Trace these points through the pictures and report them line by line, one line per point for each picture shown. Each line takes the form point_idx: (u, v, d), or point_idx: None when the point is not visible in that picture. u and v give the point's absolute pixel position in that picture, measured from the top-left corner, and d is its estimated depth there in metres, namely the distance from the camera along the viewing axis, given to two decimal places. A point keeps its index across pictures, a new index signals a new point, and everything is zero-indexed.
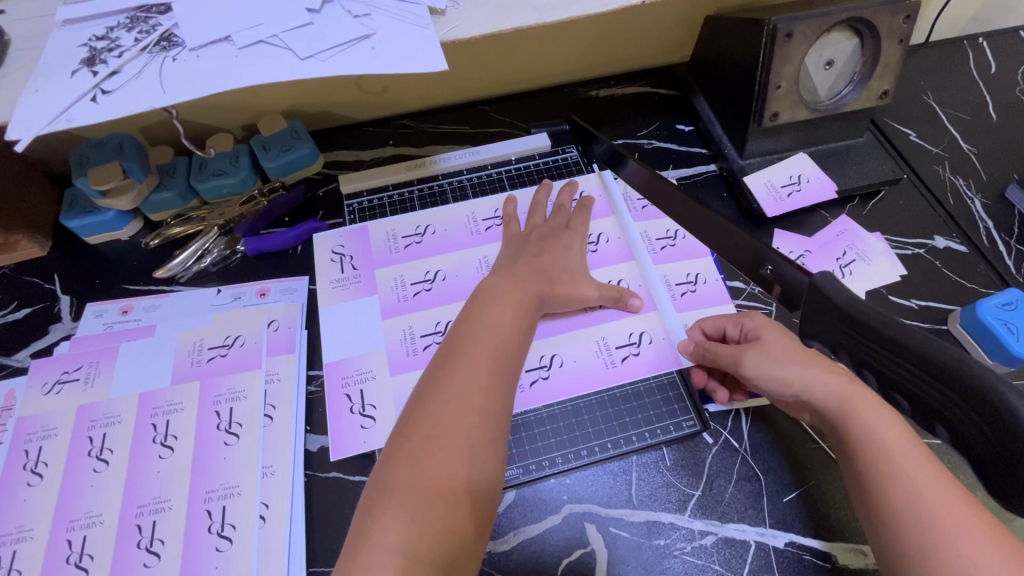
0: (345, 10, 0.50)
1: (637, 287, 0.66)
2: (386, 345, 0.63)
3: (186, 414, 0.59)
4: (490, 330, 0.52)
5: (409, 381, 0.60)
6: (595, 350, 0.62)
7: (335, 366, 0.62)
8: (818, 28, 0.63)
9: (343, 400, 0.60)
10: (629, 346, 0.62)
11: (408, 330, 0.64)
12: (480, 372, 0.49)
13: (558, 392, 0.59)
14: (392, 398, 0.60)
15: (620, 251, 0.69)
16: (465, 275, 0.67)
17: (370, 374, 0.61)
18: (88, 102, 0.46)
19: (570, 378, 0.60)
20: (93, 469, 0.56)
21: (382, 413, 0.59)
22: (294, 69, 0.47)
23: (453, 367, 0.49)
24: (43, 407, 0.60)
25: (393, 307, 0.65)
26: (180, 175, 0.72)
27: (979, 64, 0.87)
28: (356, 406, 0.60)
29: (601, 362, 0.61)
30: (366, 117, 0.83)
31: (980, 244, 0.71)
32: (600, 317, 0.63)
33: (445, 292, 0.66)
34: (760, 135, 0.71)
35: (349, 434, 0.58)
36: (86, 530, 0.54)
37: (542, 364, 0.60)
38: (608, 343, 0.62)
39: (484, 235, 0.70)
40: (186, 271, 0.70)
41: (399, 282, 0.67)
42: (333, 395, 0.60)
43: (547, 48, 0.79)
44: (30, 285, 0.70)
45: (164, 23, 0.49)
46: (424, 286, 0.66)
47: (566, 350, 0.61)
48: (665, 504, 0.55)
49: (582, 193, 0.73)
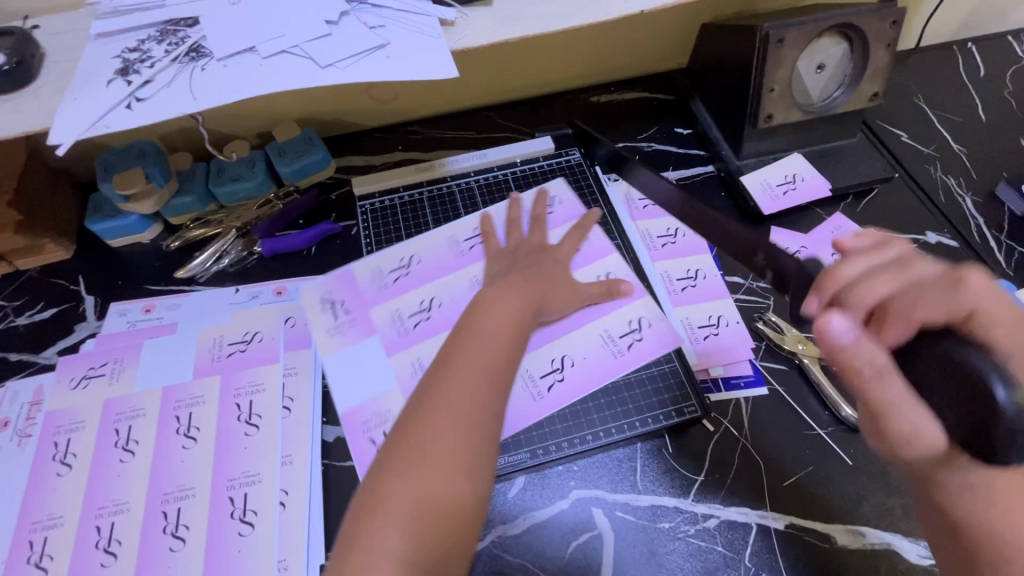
0: (361, 22, 0.53)
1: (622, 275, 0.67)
2: (397, 383, 0.62)
3: (207, 406, 0.62)
4: (476, 366, 0.48)
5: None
6: (601, 344, 0.62)
7: (352, 417, 0.60)
8: (807, 34, 0.66)
9: (370, 448, 0.59)
10: (631, 334, 0.63)
11: (416, 363, 0.63)
12: (463, 415, 0.45)
13: (574, 392, 0.60)
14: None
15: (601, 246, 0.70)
16: (461, 297, 0.67)
17: (390, 415, 0.60)
18: (124, 109, 0.49)
19: (582, 376, 0.60)
20: (120, 459, 0.59)
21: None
22: (314, 76, 0.50)
23: (433, 413, 0.45)
24: (71, 401, 0.63)
25: (397, 343, 0.64)
26: (200, 180, 0.75)
27: (968, 69, 0.90)
28: None
29: (608, 353, 0.62)
30: (375, 124, 0.86)
31: (970, 238, 0.73)
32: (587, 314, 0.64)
33: (445, 317, 0.66)
34: (756, 137, 0.74)
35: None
36: (114, 517, 0.56)
37: (554, 367, 0.61)
38: (611, 334, 0.63)
39: (471, 251, 0.70)
40: (205, 271, 0.73)
41: (396, 316, 0.66)
42: (356, 449, 0.59)
43: (550, 55, 0.83)
44: (57, 287, 0.73)
45: (192, 35, 0.52)
46: (423, 315, 0.66)
47: (574, 348, 0.62)
48: (669, 489, 0.57)
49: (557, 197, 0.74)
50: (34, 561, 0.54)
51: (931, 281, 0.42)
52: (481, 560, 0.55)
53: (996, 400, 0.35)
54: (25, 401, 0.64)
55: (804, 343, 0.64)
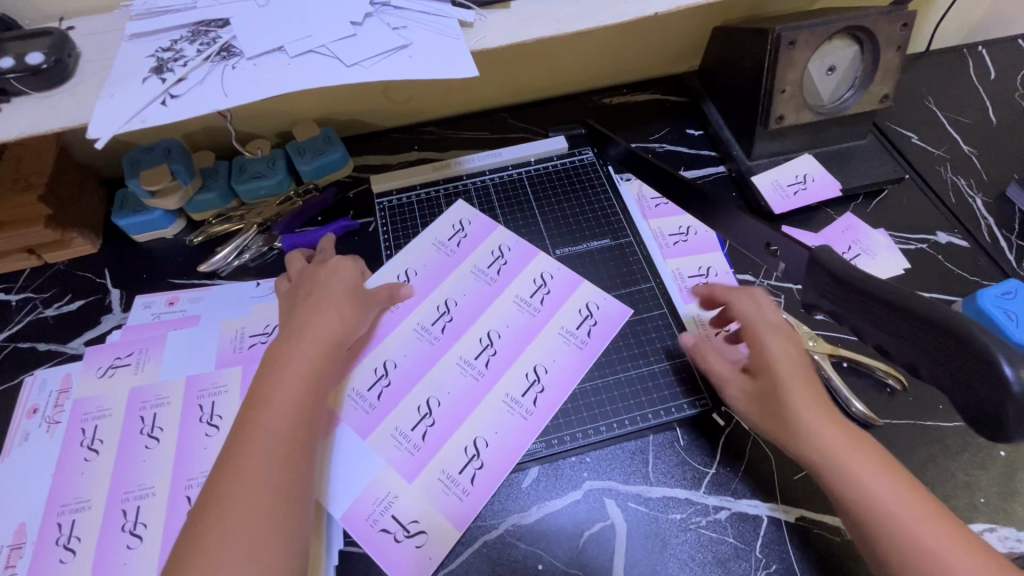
0: (385, 23, 0.55)
1: (558, 272, 0.71)
2: (385, 459, 0.59)
3: (230, 395, 0.63)
4: (268, 421, 0.46)
5: (431, 475, 0.58)
6: (564, 342, 0.65)
7: (352, 514, 0.56)
8: (819, 36, 0.67)
9: (384, 537, 0.55)
10: (586, 322, 0.67)
11: (397, 432, 0.60)
12: (263, 468, 0.44)
13: (563, 385, 0.63)
14: (426, 502, 0.57)
15: (524, 255, 0.72)
16: (413, 350, 0.65)
17: (390, 496, 0.57)
18: (158, 105, 0.51)
19: (558, 380, 0.63)
20: (145, 446, 0.61)
21: (429, 524, 0.56)
22: (340, 74, 0.52)
23: (224, 483, 0.43)
24: (98, 389, 0.64)
25: (364, 424, 0.60)
26: (222, 178, 0.78)
27: (978, 72, 0.91)
28: (397, 533, 0.55)
29: (574, 347, 0.65)
30: (392, 125, 0.88)
31: (981, 239, 0.74)
32: (535, 318, 0.67)
33: (405, 376, 0.63)
34: (767, 137, 0.75)
35: (410, 563, 0.54)
36: (140, 501, 0.58)
37: (531, 380, 0.63)
38: (569, 330, 0.66)
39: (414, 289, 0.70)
40: (227, 266, 0.75)
41: (354, 396, 0.62)
42: (368, 538, 0.55)
43: (563, 57, 0.84)
44: (84, 280, 0.75)
45: (223, 35, 0.54)
46: (381, 384, 0.63)
47: (542, 357, 0.64)
48: (681, 481, 0.58)
49: (462, 221, 0.75)
50: (62, 542, 0.56)
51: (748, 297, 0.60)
52: (497, 548, 0.56)
53: (1007, 380, 0.35)
54: (52, 389, 0.66)
55: (815, 339, 0.65)
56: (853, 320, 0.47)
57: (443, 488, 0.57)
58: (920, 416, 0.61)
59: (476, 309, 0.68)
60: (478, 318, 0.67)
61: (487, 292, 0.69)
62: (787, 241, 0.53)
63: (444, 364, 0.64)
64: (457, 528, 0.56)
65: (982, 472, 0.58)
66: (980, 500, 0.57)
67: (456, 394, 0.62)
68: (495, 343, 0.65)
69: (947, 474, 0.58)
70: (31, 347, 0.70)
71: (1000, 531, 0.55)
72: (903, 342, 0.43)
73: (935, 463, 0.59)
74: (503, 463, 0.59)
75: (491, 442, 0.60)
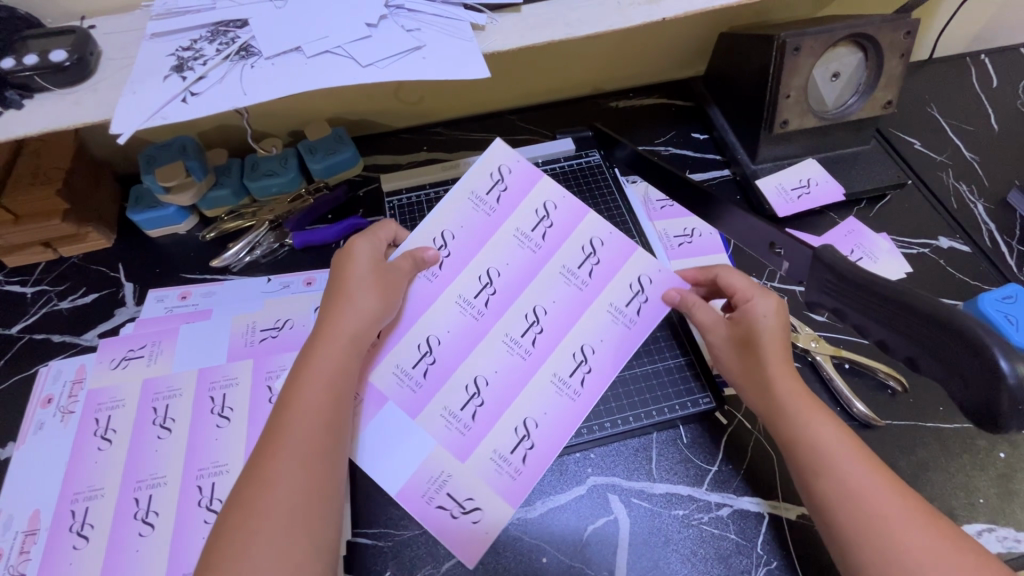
0: (399, 25, 0.57)
1: (610, 237, 0.62)
2: (435, 440, 0.57)
3: (240, 388, 0.65)
4: (300, 424, 0.48)
5: (484, 455, 0.56)
6: (612, 321, 0.60)
7: (406, 490, 0.55)
8: (824, 42, 0.68)
9: (440, 514, 0.55)
10: (636, 299, 0.60)
11: (446, 412, 0.57)
12: (295, 469, 0.46)
13: (606, 375, 0.59)
14: (479, 481, 0.56)
15: (574, 211, 0.62)
16: (458, 326, 0.59)
17: (444, 475, 0.56)
18: (179, 102, 0.52)
19: (605, 363, 0.59)
20: (157, 436, 0.62)
21: (484, 501, 0.55)
22: (356, 74, 0.53)
23: (262, 486, 0.45)
24: (111, 379, 0.66)
25: (412, 403, 0.57)
26: (235, 175, 0.79)
27: (981, 79, 0.92)
28: (454, 510, 0.55)
29: (622, 327, 0.60)
30: (402, 125, 0.89)
31: (982, 244, 0.74)
32: (583, 291, 0.61)
33: (451, 354, 0.59)
34: (772, 142, 0.77)
35: (468, 540, 0.54)
36: (152, 489, 0.59)
37: (578, 361, 0.59)
38: (618, 306, 0.60)
39: (452, 257, 0.61)
40: (239, 261, 0.76)
41: (399, 373, 0.58)
42: (425, 513, 0.55)
43: (571, 61, 0.86)
44: (98, 273, 0.77)
45: (242, 36, 0.56)
46: (425, 362, 0.58)
47: (589, 335, 0.59)
48: (683, 478, 0.59)
49: (504, 168, 0.63)
50: (76, 529, 0.57)
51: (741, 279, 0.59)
52: (501, 540, 0.57)
53: (1002, 374, 0.36)
54: (67, 380, 0.67)
55: (817, 340, 0.66)
56: (856, 317, 0.47)
57: (496, 468, 0.56)
58: (920, 418, 0.62)
59: (521, 279, 0.61)
60: (522, 291, 0.61)
61: (533, 261, 0.61)
62: (789, 240, 0.54)
63: (490, 341, 0.59)
64: (510, 505, 0.55)
65: (980, 473, 0.59)
66: (980, 500, 0.58)
67: (503, 374, 0.58)
68: (541, 320, 0.60)
69: (946, 475, 0.59)
70: (46, 338, 0.72)
71: (998, 531, 0.56)
72: (901, 338, 0.44)
73: (935, 463, 0.60)
74: (554, 446, 0.57)
75: (541, 423, 0.57)
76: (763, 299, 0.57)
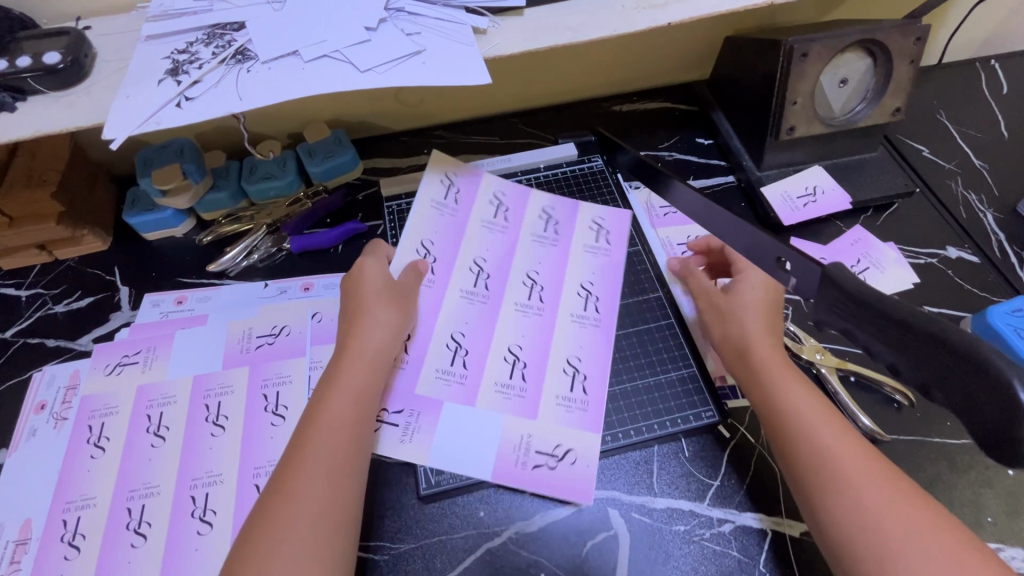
0: (398, 29, 0.56)
1: (555, 202, 0.76)
2: (502, 411, 0.61)
3: (236, 396, 0.64)
4: (329, 434, 0.49)
5: (550, 403, 0.61)
6: (594, 256, 0.72)
7: (499, 470, 0.58)
8: (832, 48, 0.67)
9: (538, 472, 0.58)
10: (602, 233, 0.74)
11: (499, 385, 0.62)
12: (319, 479, 0.46)
13: (611, 306, 0.68)
14: (558, 427, 0.60)
15: (518, 196, 0.76)
16: (472, 315, 0.67)
17: (524, 437, 0.59)
18: (173, 107, 0.51)
19: (606, 290, 0.69)
20: (151, 444, 0.61)
21: (570, 442, 0.59)
22: (353, 79, 0.52)
23: (288, 494, 0.45)
24: (105, 386, 0.65)
25: (462, 394, 0.62)
26: (233, 178, 0.78)
27: (991, 85, 0.91)
28: (550, 461, 0.58)
29: (604, 258, 0.72)
30: (402, 128, 0.88)
31: (992, 255, 0.73)
32: (558, 246, 0.73)
33: (475, 338, 0.65)
34: (777, 149, 0.75)
35: (575, 480, 0.58)
36: (145, 499, 0.58)
37: (585, 295, 0.69)
38: (591, 245, 0.73)
39: (439, 261, 0.70)
40: (236, 265, 0.75)
41: (442, 374, 0.63)
42: (527, 479, 0.58)
43: (573, 64, 0.85)
44: (93, 277, 0.76)
45: (238, 38, 0.55)
46: (459, 355, 0.64)
47: (586, 275, 0.70)
48: (685, 493, 0.58)
49: (448, 181, 0.76)
50: (67, 539, 0.56)
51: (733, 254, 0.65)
52: (498, 554, 0.55)
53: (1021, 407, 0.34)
54: (61, 386, 0.66)
55: (822, 352, 0.65)
56: (864, 338, 0.45)
57: (566, 411, 0.61)
58: (928, 433, 0.61)
59: (505, 254, 0.71)
60: (510, 265, 0.71)
61: (506, 238, 0.73)
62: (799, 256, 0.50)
63: (506, 314, 0.67)
64: (593, 433, 0.60)
65: (988, 491, 0.58)
66: (988, 519, 0.57)
67: (532, 337, 0.65)
68: (538, 281, 0.69)
69: (953, 492, 0.58)
70: (40, 342, 0.71)
71: (1007, 551, 0.55)
72: (909, 363, 0.41)
73: (941, 480, 0.59)
74: (602, 370, 0.64)
75: (581, 357, 0.64)
76: (755, 271, 0.62)
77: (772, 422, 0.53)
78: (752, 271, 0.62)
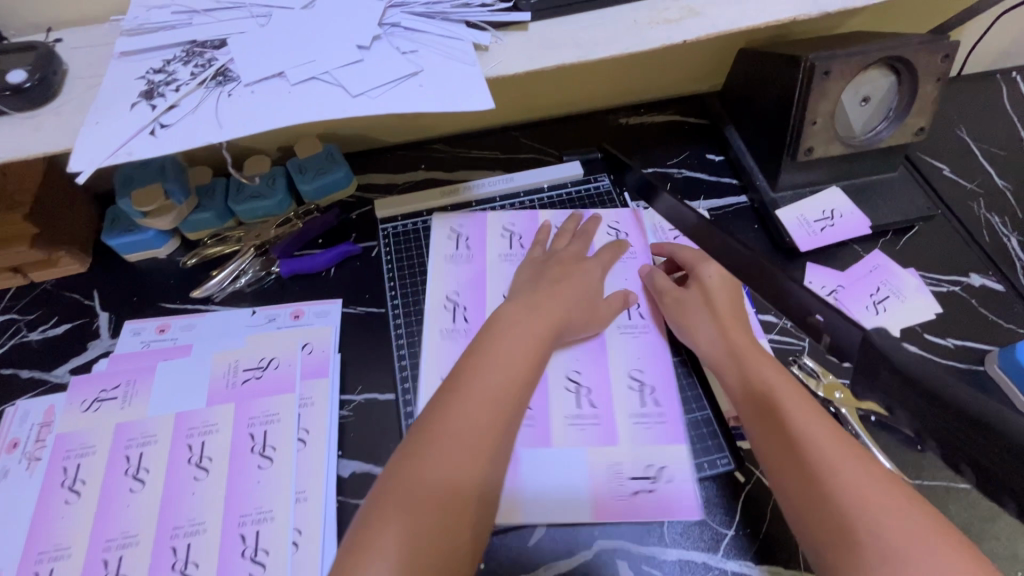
0: (393, 46, 0.51)
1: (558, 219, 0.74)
2: (581, 447, 0.58)
3: (221, 435, 0.60)
4: (468, 408, 0.45)
5: (626, 425, 0.59)
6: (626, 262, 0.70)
7: (602, 508, 0.55)
8: (855, 66, 0.63)
9: (642, 497, 0.56)
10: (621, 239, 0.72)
11: (570, 419, 0.60)
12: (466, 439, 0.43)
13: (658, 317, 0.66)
14: (641, 448, 0.58)
15: (523, 220, 0.74)
16: None
17: (617, 462, 0.57)
18: (147, 135, 0.47)
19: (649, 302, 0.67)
20: (129, 489, 0.57)
21: (659, 460, 0.58)
22: (343, 104, 0.48)
23: (429, 447, 0.43)
24: (81, 424, 0.61)
25: (535, 436, 0.59)
26: (219, 197, 0.74)
27: (1013, 99, 0.87)
28: (644, 483, 0.56)
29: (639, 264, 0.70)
30: (399, 141, 0.84)
31: (1016, 283, 0.70)
32: None
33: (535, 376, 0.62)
34: (794, 169, 0.71)
35: (679, 495, 0.56)
36: (122, 550, 0.54)
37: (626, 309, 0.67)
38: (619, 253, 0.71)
39: (471, 307, 0.67)
40: (222, 290, 0.71)
41: None
42: (631, 507, 0.56)
43: (578, 76, 0.80)
44: (70, 302, 0.72)
45: (219, 57, 0.50)
46: None
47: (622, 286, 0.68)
48: (697, 544, 0.55)
49: (455, 229, 0.73)
50: None
51: (689, 254, 0.66)
52: None
53: None
54: (34, 423, 0.62)
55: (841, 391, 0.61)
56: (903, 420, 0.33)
57: (643, 427, 0.59)
58: (953, 478, 0.58)
59: None
60: None
61: None
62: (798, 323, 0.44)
63: None
64: (676, 446, 0.58)
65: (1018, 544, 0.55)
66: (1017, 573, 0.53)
67: (585, 359, 0.63)
68: None
69: (980, 544, 0.55)
70: (13, 373, 0.67)
71: None
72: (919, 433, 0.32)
73: (970, 531, 0.55)
74: (666, 378, 0.62)
75: (642, 369, 0.63)
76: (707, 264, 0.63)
77: (756, 408, 0.49)
78: (705, 263, 0.63)
